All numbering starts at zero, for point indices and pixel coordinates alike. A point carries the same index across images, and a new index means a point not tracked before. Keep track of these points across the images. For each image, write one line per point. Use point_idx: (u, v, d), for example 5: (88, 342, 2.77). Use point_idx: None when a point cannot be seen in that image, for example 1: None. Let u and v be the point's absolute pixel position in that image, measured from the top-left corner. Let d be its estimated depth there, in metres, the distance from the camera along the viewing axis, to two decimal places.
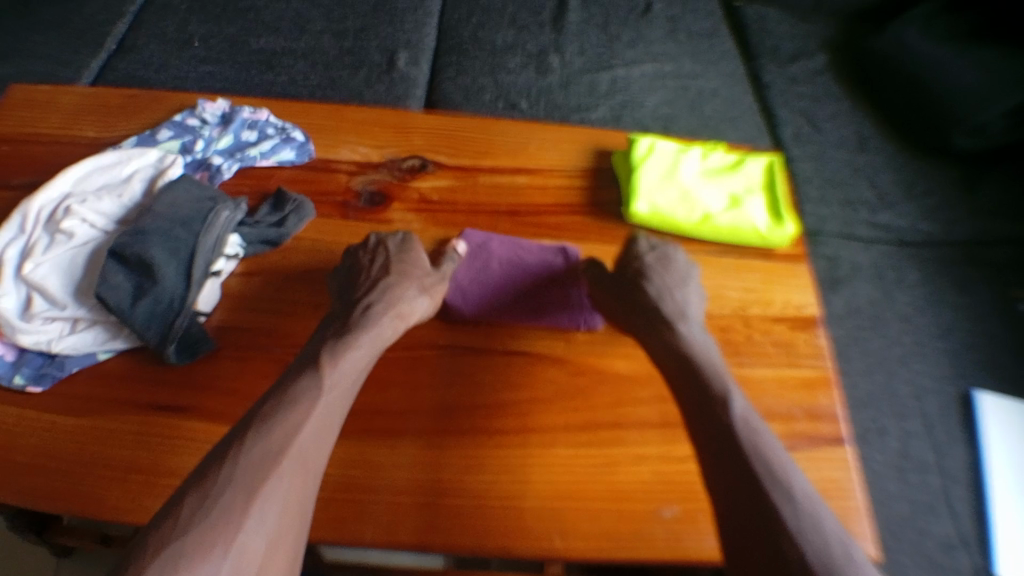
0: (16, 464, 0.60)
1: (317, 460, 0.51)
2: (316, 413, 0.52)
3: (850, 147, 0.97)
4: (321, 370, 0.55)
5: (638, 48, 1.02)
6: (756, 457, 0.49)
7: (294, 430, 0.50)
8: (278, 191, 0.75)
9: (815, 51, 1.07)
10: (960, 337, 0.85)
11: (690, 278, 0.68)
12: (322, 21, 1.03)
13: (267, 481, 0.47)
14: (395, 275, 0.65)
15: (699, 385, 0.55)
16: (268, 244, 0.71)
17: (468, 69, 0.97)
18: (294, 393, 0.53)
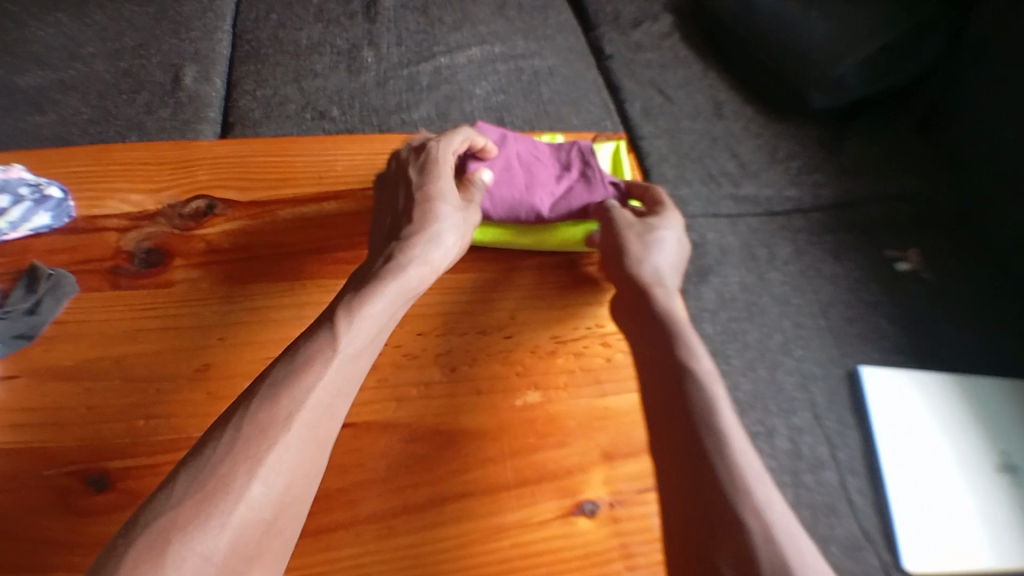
0: None
1: (329, 432, 0.45)
2: (332, 375, 0.46)
3: (705, 115, 0.90)
4: (337, 330, 0.48)
5: (464, 31, 0.91)
6: (719, 435, 0.46)
7: (308, 398, 0.44)
8: (31, 267, 0.61)
9: (658, 13, 0.99)
10: (839, 312, 0.79)
11: (680, 235, 0.63)
12: (94, 40, 0.88)
13: (276, 453, 0.42)
14: (417, 219, 0.57)
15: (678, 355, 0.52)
16: (23, 337, 0.57)
17: (269, 78, 0.83)
18: (303, 350, 0.47)
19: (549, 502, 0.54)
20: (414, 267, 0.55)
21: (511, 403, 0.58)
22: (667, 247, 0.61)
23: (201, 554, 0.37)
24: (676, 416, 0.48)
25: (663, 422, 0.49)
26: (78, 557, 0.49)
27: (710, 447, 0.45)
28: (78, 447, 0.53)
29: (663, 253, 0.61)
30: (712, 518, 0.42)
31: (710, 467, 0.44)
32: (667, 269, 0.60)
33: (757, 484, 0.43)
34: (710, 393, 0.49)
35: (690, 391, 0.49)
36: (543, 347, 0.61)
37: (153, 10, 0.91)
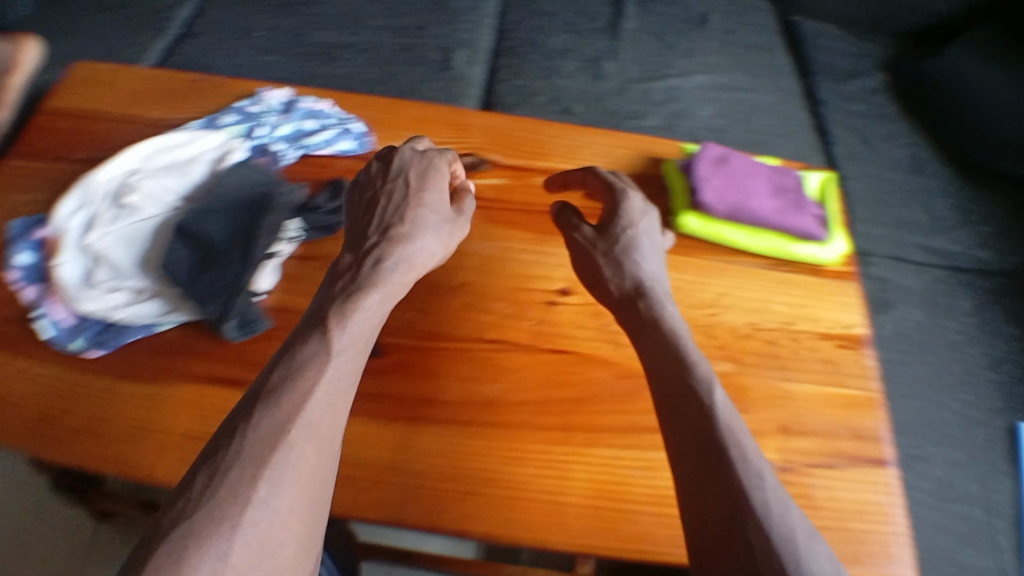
0: (73, 427, 0.63)
1: (330, 427, 0.45)
2: (329, 375, 0.47)
3: (905, 168, 0.96)
4: (327, 337, 0.50)
5: (694, 59, 1.01)
6: (728, 444, 0.46)
7: (309, 397, 0.45)
8: (336, 180, 0.76)
9: (871, 71, 1.07)
10: (1010, 369, 0.83)
11: (638, 215, 0.66)
12: (383, 17, 1.03)
13: (294, 453, 0.43)
14: (407, 223, 0.61)
15: (681, 360, 0.52)
16: (327, 229, 0.74)
17: (525, 71, 0.97)
18: (300, 360, 0.48)
19: None
20: (402, 271, 0.58)
21: None
22: (652, 252, 0.64)
23: (219, 557, 0.37)
24: (680, 417, 0.49)
25: (671, 430, 0.49)
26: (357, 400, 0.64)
27: (721, 448, 0.45)
28: None
29: (634, 245, 0.63)
30: (722, 528, 0.41)
31: (718, 466, 0.44)
32: (653, 260, 0.63)
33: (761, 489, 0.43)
34: (706, 389, 0.50)
35: (694, 397, 0.49)
36: (740, 330, 0.71)
37: None
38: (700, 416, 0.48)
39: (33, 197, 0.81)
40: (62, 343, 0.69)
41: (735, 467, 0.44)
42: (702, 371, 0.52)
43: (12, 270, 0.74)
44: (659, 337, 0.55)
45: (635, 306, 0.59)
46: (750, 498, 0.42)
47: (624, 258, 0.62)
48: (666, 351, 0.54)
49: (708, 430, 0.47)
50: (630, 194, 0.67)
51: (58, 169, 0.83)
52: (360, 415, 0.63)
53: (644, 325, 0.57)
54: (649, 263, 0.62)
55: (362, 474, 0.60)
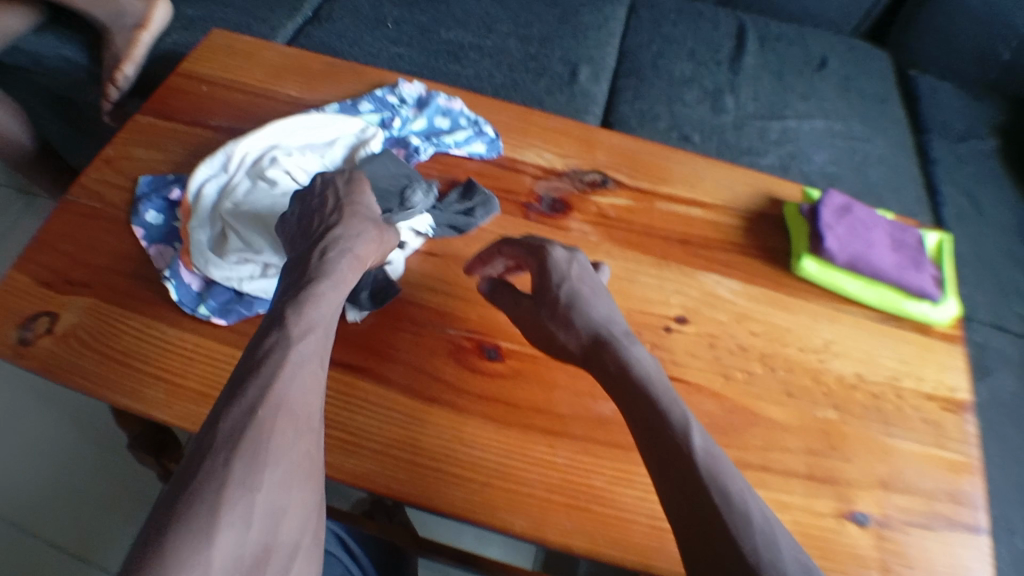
0: (192, 389, 0.66)
1: (305, 409, 0.47)
2: (299, 361, 0.49)
3: (1011, 236, 0.97)
4: (286, 327, 0.50)
5: (810, 102, 1.03)
6: (710, 484, 0.43)
7: (279, 386, 0.46)
8: (468, 180, 0.78)
9: (985, 134, 1.07)
10: None
11: (572, 263, 0.61)
12: (510, 24, 1.06)
13: (268, 438, 0.44)
14: (348, 219, 0.62)
15: (653, 393, 0.50)
16: (455, 230, 0.75)
17: (646, 95, 0.99)
18: (266, 348, 0.49)
19: (828, 500, 0.64)
20: (348, 266, 0.59)
21: (812, 412, 0.69)
22: (595, 294, 0.59)
23: (209, 546, 0.38)
24: (660, 458, 0.46)
25: (663, 489, 0.45)
26: (472, 400, 0.66)
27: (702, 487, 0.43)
28: (480, 325, 0.71)
29: (582, 299, 0.59)
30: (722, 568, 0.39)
31: (702, 513, 0.42)
32: (600, 303, 0.59)
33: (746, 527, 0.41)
34: (685, 428, 0.47)
35: (673, 445, 0.46)
36: (847, 378, 0.72)
37: (559, 12, 1.08)
38: (676, 458, 0.45)
39: (167, 158, 0.83)
40: (190, 306, 0.70)
41: (726, 512, 0.41)
42: (679, 408, 0.48)
43: (139, 228, 0.77)
44: (636, 392, 0.50)
45: (602, 361, 0.54)
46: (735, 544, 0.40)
47: (574, 316, 0.57)
48: (647, 399, 0.49)
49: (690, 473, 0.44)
50: (555, 247, 0.62)
51: (198, 137, 0.85)
52: (478, 415, 0.65)
53: (613, 366, 0.53)
54: (601, 315, 0.58)
55: (475, 476, 0.62)
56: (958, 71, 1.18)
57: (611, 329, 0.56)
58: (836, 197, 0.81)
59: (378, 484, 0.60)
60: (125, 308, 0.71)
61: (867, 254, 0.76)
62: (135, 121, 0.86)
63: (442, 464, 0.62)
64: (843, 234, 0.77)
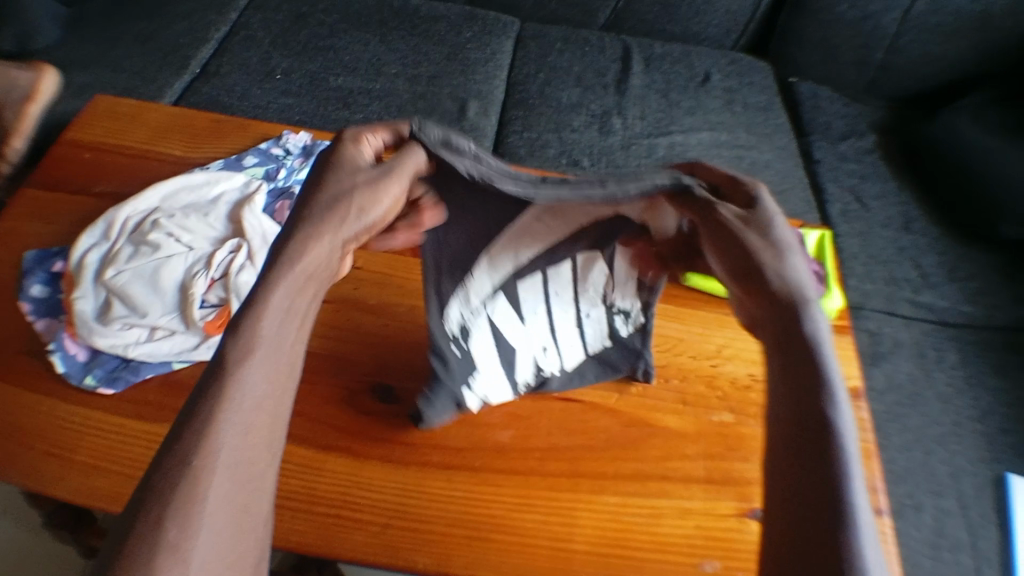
0: (80, 461, 0.63)
1: (257, 440, 0.41)
2: (242, 398, 0.41)
3: (895, 226, 1.02)
4: (240, 343, 0.43)
5: (697, 116, 1.06)
6: (835, 460, 0.42)
7: (235, 417, 0.41)
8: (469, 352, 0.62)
9: (865, 131, 1.15)
10: (996, 422, 0.87)
11: (775, 204, 0.55)
12: (398, 65, 1.07)
13: (202, 486, 0.38)
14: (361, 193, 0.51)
15: (813, 358, 0.47)
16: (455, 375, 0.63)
17: (535, 124, 1.01)
18: (211, 377, 0.42)
19: (730, 501, 0.65)
20: (327, 238, 0.49)
21: (710, 417, 0.71)
22: (792, 245, 0.53)
23: None
24: (801, 440, 0.44)
25: (772, 439, 0.45)
26: (367, 444, 0.65)
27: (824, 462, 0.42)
28: (374, 367, 0.71)
29: (778, 232, 0.53)
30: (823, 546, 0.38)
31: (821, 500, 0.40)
32: (800, 258, 0.53)
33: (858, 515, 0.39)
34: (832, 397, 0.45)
35: (814, 401, 0.45)
36: (741, 380, 0.74)
37: (445, 49, 1.10)
38: (807, 423, 0.44)
39: (51, 228, 0.81)
40: (77, 377, 0.68)
41: (841, 492, 0.40)
42: (840, 398, 0.45)
43: (24, 303, 0.74)
44: (796, 343, 0.48)
45: (783, 305, 0.50)
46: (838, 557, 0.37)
47: (769, 254, 0.51)
48: (800, 352, 0.48)
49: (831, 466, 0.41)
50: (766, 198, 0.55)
51: (84, 205, 0.83)
52: (375, 458, 0.65)
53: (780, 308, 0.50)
54: (792, 258, 0.52)
55: (375, 517, 0.61)
56: (836, 75, 1.23)
57: (805, 284, 0.51)
58: None
59: (276, 538, 0.59)
60: (13, 386, 0.68)
61: None
62: (22, 195, 0.83)
63: (342, 511, 0.61)
64: None
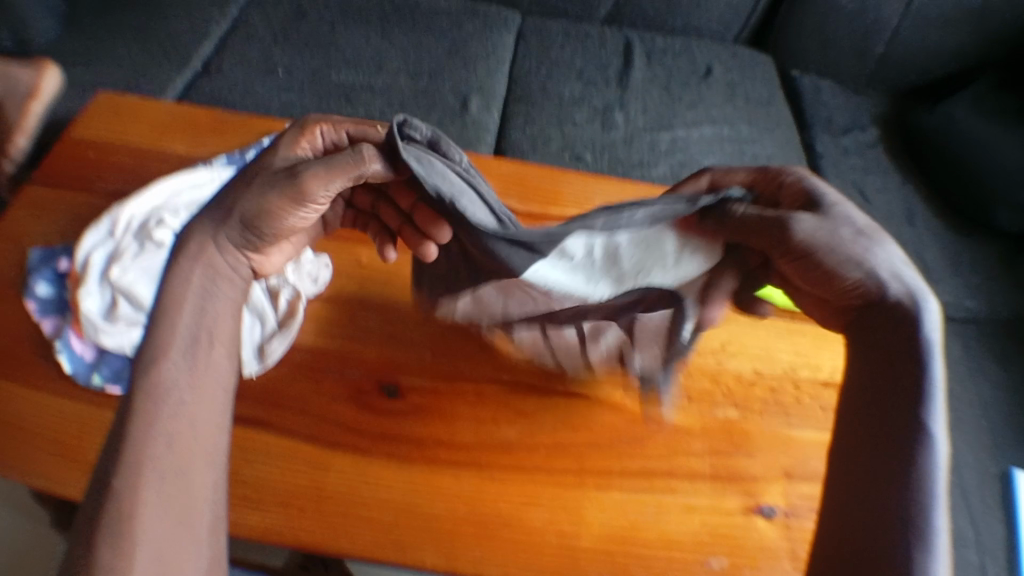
0: (88, 462, 0.63)
1: (187, 429, 0.48)
2: (159, 397, 0.48)
3: (898, 220, 1.02)
4: (161, 345, 0.50)
5: (699, 110, 1.06)
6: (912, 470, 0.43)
7: (170, 413, 0.48)
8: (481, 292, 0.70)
9: (867, 125, 1.15)
10: (997, 416, 0.87)
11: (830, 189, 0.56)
12: (399, 60, 1.07)
13: (143, 476, 0.44)
14: (254, 197, 0.57)
15: (912, 351, 0.48)
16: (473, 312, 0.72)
17: (537, 119, 1.01)
18: (133, 390, 0.48)
19: (736, 497, 0.66)
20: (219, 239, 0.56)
21: (715, 414, 0.71)
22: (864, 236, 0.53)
23: None
24: (872, 435, 0.46)
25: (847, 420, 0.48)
26: (374, 441, 0.66)
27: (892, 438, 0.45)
28: (380, 364, 0.71)
29: (854, 232, 0.53)
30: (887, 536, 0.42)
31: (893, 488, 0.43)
32: (886, 250, 0.53)
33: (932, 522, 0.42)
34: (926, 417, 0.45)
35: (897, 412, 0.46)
36: (746, 376, 0.74)
37: (447, 44, 1.10)
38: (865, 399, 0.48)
39: (55, 228, 0.80)
40: (84, 377, 0.68)
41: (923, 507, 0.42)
42: (934, 406, 0.45)
43: (30, 302, 0.73)
44: (886, 340, 0.49)
45: (873, 318, 0.51)
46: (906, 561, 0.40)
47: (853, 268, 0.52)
48: (899, 358, 0.48)
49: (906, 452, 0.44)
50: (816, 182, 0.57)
51: (89, 204, 0.83)
52: (381, 455, 0.65)
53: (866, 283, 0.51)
54: (876, 252, 0.52)
55: (383, 515, 0.61)
56: (837, 67, 1.23)
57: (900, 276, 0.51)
58: None
59: (286, 536, 0.59)
60: (22, 386, 0.68)
61: None
62: (24, 193, 0.83)
63: (350, 509, 0.61)
64: None
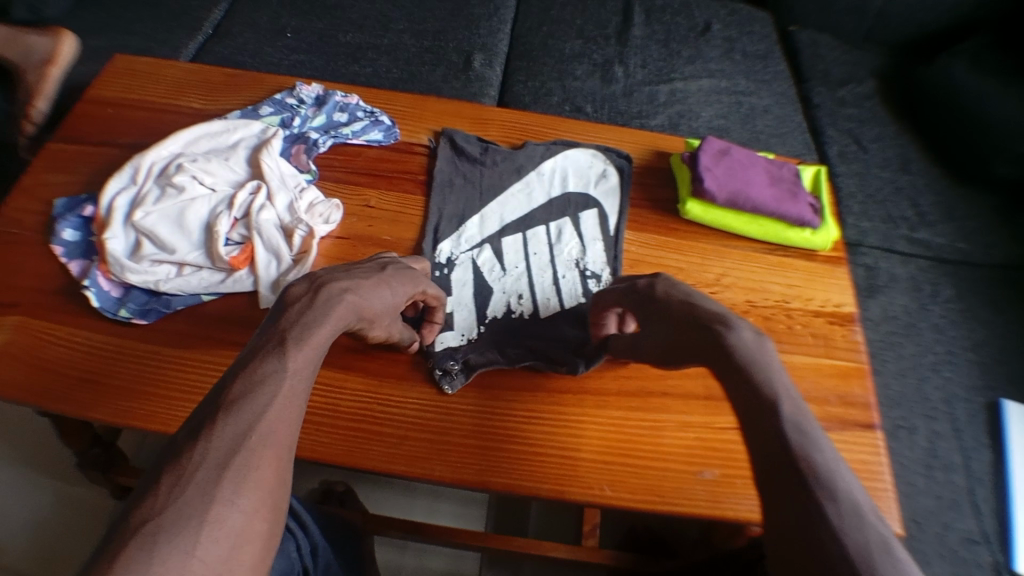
0: (120, 388, 0.67)
1: (286, 435, 0.42)
2: (283, 385, 0.43)
3: (893, 168, 1.05)
4: (284, 349, 0.45)
5: (697, 65, 1.09)
6: (809, 449, 0.40)
7: (275, 412, 0.41)
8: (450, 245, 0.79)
9: (864, 77, 1.17)
10: (989, 350, 0.90)
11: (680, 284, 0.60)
12: (405, 21, 1.10)
13: (256, 459, 0.39)
14: (371, 289, 0.56)
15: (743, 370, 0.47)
16: (451, 248, 0.79)
17: (538, 74, 1.04)
18: (253, 374, 0.43)
19: (728, 415, 0.69)
20: (346, 311, 0.52)
21: None
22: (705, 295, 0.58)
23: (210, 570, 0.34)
24: (766, 443, 0.42)
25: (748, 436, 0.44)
26: (386, 361, 0.69)
27: (784, 427, 0.42)
28: None
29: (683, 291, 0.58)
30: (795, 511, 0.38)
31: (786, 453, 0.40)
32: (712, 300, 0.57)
33: (832, 479, 0.39)
34: (790, 408, 0.44)
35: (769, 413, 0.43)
36: (739, 306, 0.77)
37: (450, 5, 1.13)
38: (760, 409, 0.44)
39: (78, 179, 0.84)
40: (111, 310, 0.72)
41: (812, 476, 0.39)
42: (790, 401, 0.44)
43: (57, 246, 0.76)
44: (737, 368, 0.48)
45: (709, 331, 0.51)
46: (835, 539, 0.35)
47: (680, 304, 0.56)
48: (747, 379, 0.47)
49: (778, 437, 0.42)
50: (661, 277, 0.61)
51: (108, 156, 0.86)
52: (392, 377, 0.68)
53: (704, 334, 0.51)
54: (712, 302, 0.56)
55: (394, 430, 0.65)
56: (835, 24, 1.25)
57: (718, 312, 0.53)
58: (726, 144, 0.85)
59: (304, 448, 0.63)
60: (52, 321, 0.72)
61: (764, 194, 0.81)
62: (49, 150, 0.87)
63: (362, 425, 0.65)
64: (724, 174, 0.81)
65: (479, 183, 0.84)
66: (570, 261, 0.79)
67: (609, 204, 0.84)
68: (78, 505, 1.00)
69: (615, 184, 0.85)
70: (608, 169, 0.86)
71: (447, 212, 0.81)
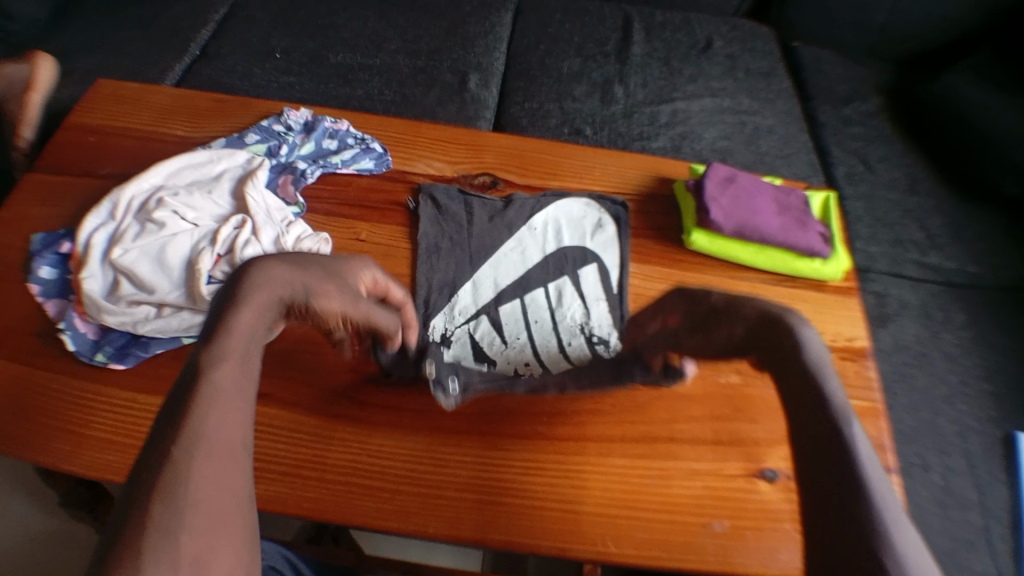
0: (95, 437, 0.63)
1: (229, 433, 0.36)
2: (214, 382, 0.37)
3: (901, 189, 1.02)
4: (209, 346, 0.40)
5: (698, 83, 1.06)
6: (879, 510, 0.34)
7: (211, 413, 0.36)
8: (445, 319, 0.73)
9: (869, 95, 1.14)
10: (1004, 380, 0.87)
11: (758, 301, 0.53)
12: (397, 41, 1.06)
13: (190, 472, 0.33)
14: (306, 268, 0.49)
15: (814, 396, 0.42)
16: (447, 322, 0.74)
17: (536, 95, 1.01)
18: (184, 383, 0.38)
19: (737, 462, 0.66)
20: (278, 291, 0.46)
21: (717, 379, 0.71)
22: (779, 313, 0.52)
23: None
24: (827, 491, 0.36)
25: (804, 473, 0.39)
26: (377, 410, 0.66)
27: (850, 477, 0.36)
28: None
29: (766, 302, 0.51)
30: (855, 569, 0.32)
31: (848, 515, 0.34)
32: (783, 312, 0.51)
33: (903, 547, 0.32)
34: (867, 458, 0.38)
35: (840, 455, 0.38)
36: None
37: (445, 23, 1.09)
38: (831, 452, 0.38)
39: (56, 211, 0.80)
40: (88, 355, 0.68)
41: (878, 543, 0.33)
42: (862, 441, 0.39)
43: (35, 285, 0.73)
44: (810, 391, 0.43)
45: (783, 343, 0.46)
46: None
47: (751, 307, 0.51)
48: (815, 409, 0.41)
49: (854, 495, 0.35)
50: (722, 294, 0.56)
51: (89, 187, 0.83)
52: (384, 427, 0.65)
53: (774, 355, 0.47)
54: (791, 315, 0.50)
55: (385, 484, 0.62)
56: (839, 40, 1.22)
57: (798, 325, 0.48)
58: (732, 169, 0.82)
59: (290, 505, 0.60)
60: (25, 366, 0.68)
61: (775, 225, 0.78)
62: (27, 181, 0.83)
63: (352, 479, 0.62)
64: (730, 203, 0.78)
65: (468, 248, 0.79)
66: (574, 326, 0.75)
67: (608, 256, 0.79)
68: (60, 546, 0.96)
69: (612, 235, 0.80)
70: (603, 219, 0.82)
71: (439, 286, 0.75)
